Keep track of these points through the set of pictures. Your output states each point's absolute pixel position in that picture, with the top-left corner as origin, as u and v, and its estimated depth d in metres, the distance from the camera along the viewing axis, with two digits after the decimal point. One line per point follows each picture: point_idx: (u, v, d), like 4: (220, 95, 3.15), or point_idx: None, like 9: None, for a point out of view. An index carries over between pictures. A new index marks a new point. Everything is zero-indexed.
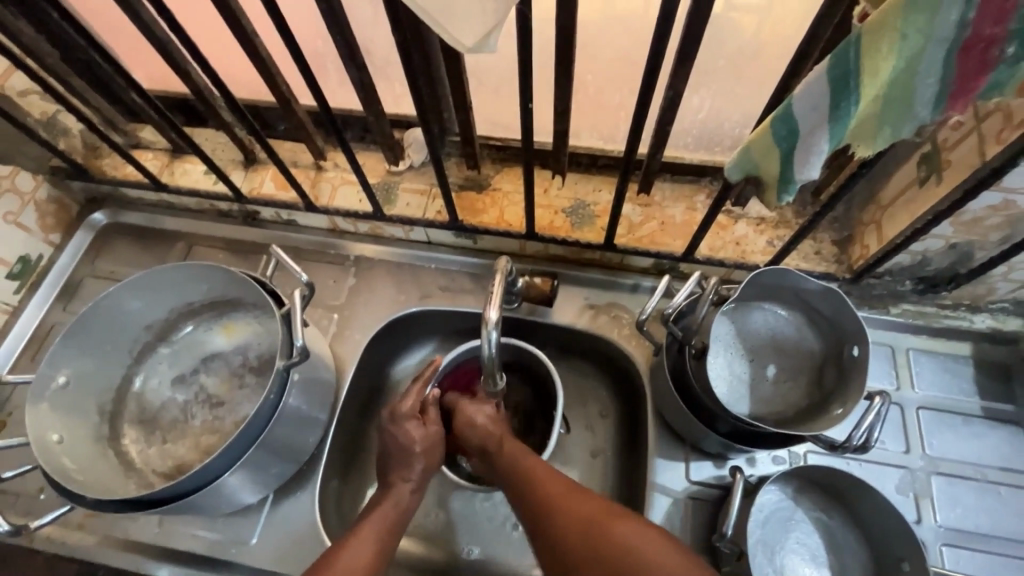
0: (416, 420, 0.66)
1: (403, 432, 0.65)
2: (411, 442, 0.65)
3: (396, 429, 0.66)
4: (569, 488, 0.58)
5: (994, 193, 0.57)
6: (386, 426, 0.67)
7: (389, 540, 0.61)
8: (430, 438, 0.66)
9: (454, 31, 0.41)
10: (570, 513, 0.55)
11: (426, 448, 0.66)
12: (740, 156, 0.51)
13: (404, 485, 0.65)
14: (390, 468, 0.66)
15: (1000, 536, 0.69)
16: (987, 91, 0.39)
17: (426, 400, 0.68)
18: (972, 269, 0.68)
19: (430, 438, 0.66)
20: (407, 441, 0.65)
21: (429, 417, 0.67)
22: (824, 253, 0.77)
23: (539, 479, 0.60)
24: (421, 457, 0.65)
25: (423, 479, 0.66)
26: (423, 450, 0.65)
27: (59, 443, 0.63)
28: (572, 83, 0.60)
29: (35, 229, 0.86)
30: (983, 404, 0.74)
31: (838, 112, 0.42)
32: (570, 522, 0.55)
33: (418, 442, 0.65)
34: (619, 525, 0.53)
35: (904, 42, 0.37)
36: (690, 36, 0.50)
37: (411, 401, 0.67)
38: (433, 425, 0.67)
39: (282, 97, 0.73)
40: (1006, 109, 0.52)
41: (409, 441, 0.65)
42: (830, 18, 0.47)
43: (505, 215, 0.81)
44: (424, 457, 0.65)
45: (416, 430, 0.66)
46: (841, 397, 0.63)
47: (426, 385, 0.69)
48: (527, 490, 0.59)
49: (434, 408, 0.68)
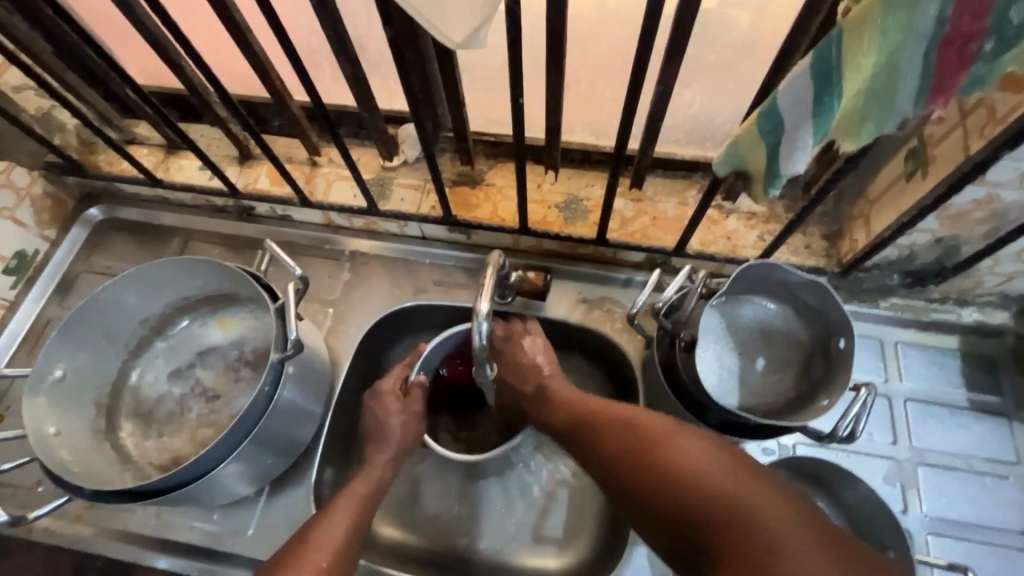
0: (396, 395, 0.71)
1: (380, 406, 0.70)
2: (387, 415, 0.70)
3: (377, 403, 0.71)
4: (625, 410, 0.57)
5: (979, 187, 0.58)
6: (368, 403, 0.72)
7: (365, 518, 0.61)
8: (409, 414, 0.70)
9: (445, 28, 0.42)
10: (620, 432, 0.54)
11: (402, 422, 0.69)
12: (728, 151, 0.52)
13: (381, 455, 0.67)
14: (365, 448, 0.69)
15: (984, 525, 0.70)
16: (967, 86, 0.40)
17: (408, 382, 0.72)
18: (959, 263, 0.69)
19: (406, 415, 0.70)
20: (383, 414, 0.70)
21: (410, 397, 0.71)
22: (814, 247, 0.78)
23: (594, 409, 0.59)
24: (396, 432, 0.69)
25: (398, 459, 0.68)
26: (398, 423, 0.69)
27: (56, 435, 0.64)
28: (563, 78, 0.61)
29: (31, 225, 0.87)
30: (970, 396, 0.76)
31: (822, 106, 0.43)
32: (620, 437, 0.54)
33: (395, 415, 0.70)
34: (667, 438, 0.51)
35: (885, 38, 0.38)
36: (677, 33, 0.51)
37: (390, 380, 0.73)
38: (413, 405, 0.71)
39: (276, 92, 0.74)
40: (989, 104, 0.52)
41: (385, 415, 0.70)
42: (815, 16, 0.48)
43: (499, 210, 0.82)
44: (399, 430, 0.69)
45: (393, 404, 0.70)
46: (827, 389, 0.64)
47: (411, 366, 0.74)
48: (582, 422, 0.59)
49: (417, 389, 0.72)
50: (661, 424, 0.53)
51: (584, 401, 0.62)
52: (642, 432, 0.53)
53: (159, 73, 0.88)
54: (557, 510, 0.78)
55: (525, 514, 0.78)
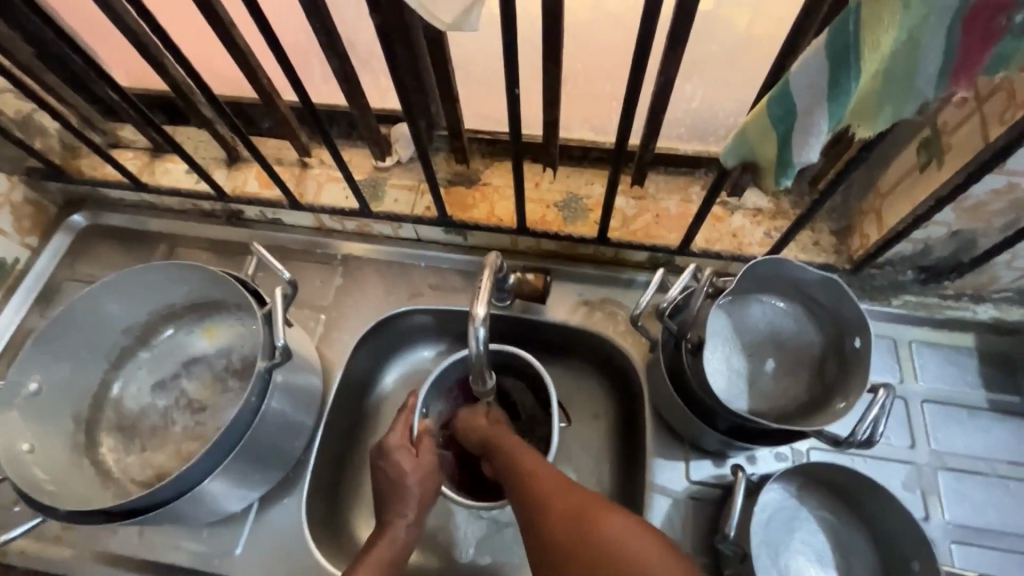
0: (408, 449, 0.64)
1: (394, 465, 0.64)
2: (402, 473, 0.63)
3: (389, 463, 0.64)
4: (566, 487, 0.51)
5: (997, 176, 0.55)
6: (378, 464, 0.65)
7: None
8: (423, 466, 0.64)
9: (434, 8, 0.39)
10: (558, 511, 0.48)
11: (420, 479, 0.63)
12: (735, 142, 0.49)
13: (400, 522, 0.61)
14: (385, 505, 0.63)
15: (1010, 532, 0.67)
16: (992, 66, 0.38)
17: (415, 430, 0.66)
18: (975, 257, 0.66)
19: (422, 467, 0.64)
20: (398, 474, 0.63)
21: (422, 447, 0.65)
22: (823, 244, 0.75)
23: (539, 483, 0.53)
24: (416, 490, 0.63)
25: (422, 509, 0.63)
26: (416, 482, 0.63)
27: (30, 452, 0.61)
28: (561, 70, 0.58)
29: (12, 232, 0.84)
30: (988, 396, 0.73)
31: (837, 88, 0.40)
32: (560, 519, 0.48)
33: (410, 474, 0.63)
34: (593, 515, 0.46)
35: (906, 12, 0.35)
36: (681, 19, 0.48)
37: (399, 432, 0.66)
38: (427, 455, 0.65)
39: (263, 91, 0.71)
40: (1009, 88, 0.50)
41: (400, 474, 0.63)
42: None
43: (496, 210, 0.79)
44: (418, 489, 0.63)
45: (406, 461, 0.64)
46: (843, 391, 0.60)
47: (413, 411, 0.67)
48: (527, 497, 0.52)
49: (428, 436, 0.66)
50: (591, 500, 0.48)
51: (531, 472, 0.55)
52: (577, 511, 0.47)
53: (147, 76, 0.85)
54: None
55: None
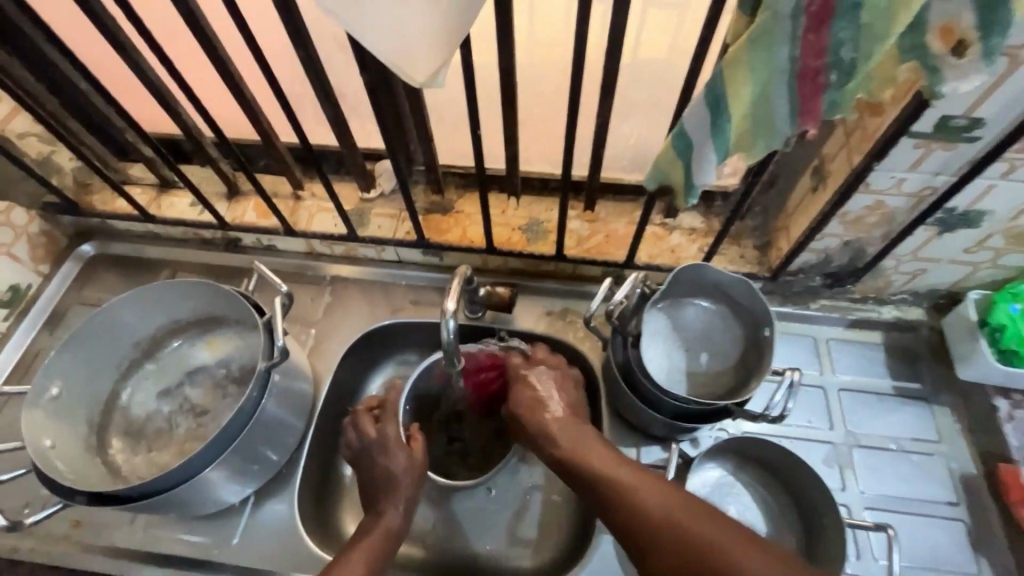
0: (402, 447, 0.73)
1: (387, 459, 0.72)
2: (394, 467, 0.71)
3: (383, 458, 0.72)
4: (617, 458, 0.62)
5: (866, 195, 0.69)
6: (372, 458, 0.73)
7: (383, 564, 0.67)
8: (415, 461, 0.72)
9: (409, 70, 0.48)
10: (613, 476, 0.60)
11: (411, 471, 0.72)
12: (653, 169, 0.61)
13: (393, 511, 0.70)
14: (380, 497, 0.72)
15: (914, 498, 0.78)
16: (828, 109, 0.50)
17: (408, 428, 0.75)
18: (867, 263, 0.79)
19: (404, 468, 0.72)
20: (391, 468, 0.71)
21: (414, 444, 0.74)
22: (747, 257, 0.87)
23: (620, 478, 0.59)
24: (407, 482, 0.71)
25: (411, 500, 0.71)
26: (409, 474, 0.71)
27: (51, 448, 0.68)
28: (516, 115, 0.71)
29: (26, 260, 0.93)
30: (894, 384, 0.85)
31: (718, 128, 0.53)
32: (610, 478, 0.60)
33: (401, 468, 0.71)
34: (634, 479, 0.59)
35: (754, 73, 0.49)
36: (606, 76, 0.62)
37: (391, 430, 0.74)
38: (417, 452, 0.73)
39: (265, 134, 0.82)
40: (862, 127, 0.64)
41: (392, 467, 0.71)
42: (700, 72, 0.61)
43: (468, 233, 0.91)
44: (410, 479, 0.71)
45: (398, 456, 0.72)
46: (759, 373, 0.72)
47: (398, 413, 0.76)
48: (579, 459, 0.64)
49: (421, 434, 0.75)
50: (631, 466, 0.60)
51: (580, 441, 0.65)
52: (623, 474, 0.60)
53: (158, 121, 0.96)
54: (530, 512, 0.83)
55: (502, 517, 0.83)
